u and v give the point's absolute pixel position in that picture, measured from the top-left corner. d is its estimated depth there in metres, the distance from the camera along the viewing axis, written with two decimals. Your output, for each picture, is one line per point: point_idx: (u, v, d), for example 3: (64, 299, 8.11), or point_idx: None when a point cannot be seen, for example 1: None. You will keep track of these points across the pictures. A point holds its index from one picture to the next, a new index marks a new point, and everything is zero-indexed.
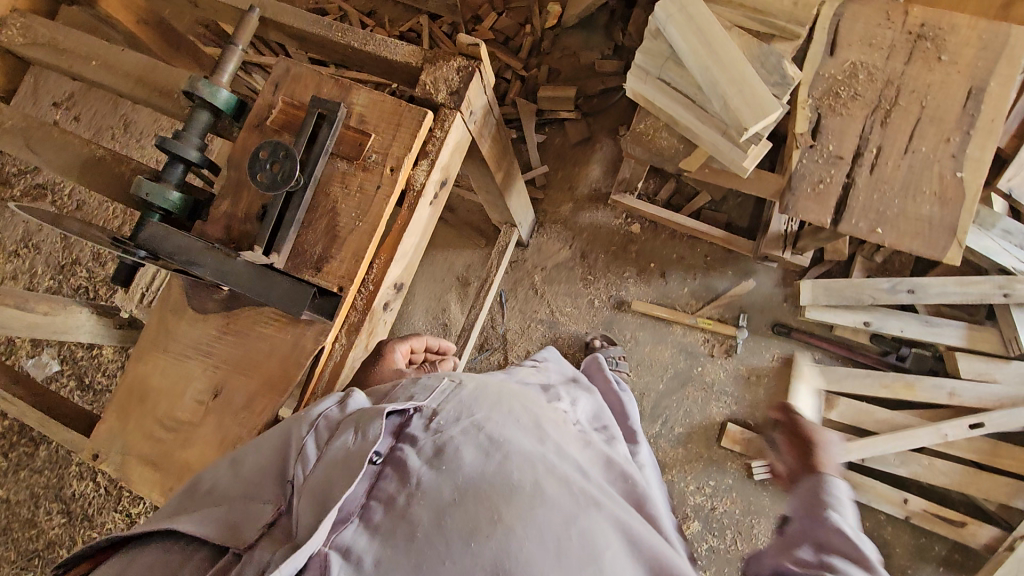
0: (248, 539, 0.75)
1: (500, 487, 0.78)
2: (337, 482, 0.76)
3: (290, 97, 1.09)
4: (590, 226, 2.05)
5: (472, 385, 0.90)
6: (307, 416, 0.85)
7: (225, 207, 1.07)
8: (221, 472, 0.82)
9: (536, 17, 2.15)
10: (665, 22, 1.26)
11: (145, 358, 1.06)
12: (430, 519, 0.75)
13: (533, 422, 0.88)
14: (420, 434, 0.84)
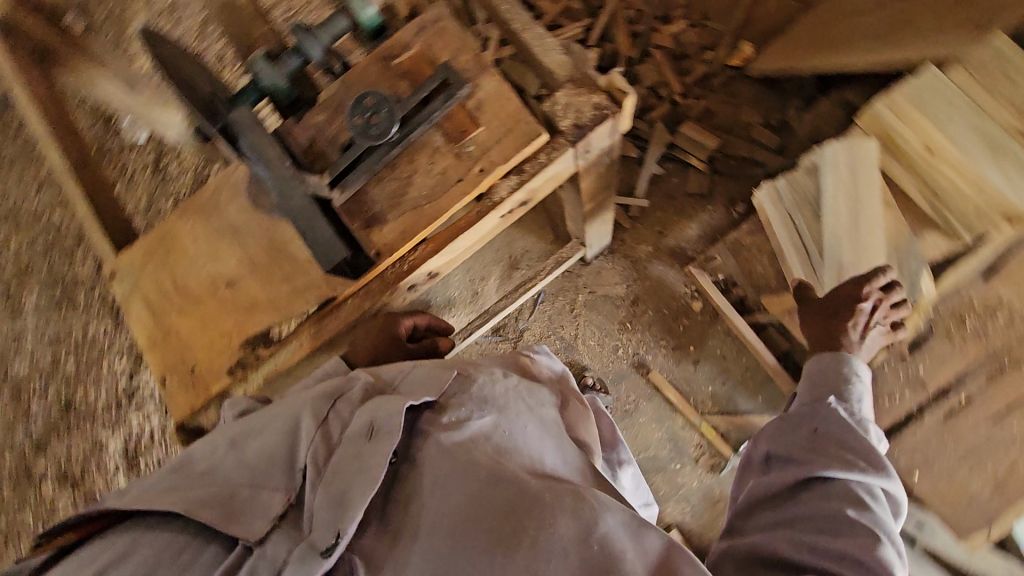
0: (256, 535, 0.64)
1: (517, 492, 0.72)
2: (355, 483, 0.66)
3: (428, 48, 1.06)
4: (655, 279, 1.97)
5: (475, 382, 0.87)
6: (323, 399, 0.76)
7: (318, 120, 1.07)
8: (225, 452, 0.71)
9: (723, 49, 2.03)
10: (826, 166, 1.25)
11: (187, 215, 1.10)
12: (448, 527, 0.70)
13: (541, 433, 0.84)
14: (426, 431, 0.80)
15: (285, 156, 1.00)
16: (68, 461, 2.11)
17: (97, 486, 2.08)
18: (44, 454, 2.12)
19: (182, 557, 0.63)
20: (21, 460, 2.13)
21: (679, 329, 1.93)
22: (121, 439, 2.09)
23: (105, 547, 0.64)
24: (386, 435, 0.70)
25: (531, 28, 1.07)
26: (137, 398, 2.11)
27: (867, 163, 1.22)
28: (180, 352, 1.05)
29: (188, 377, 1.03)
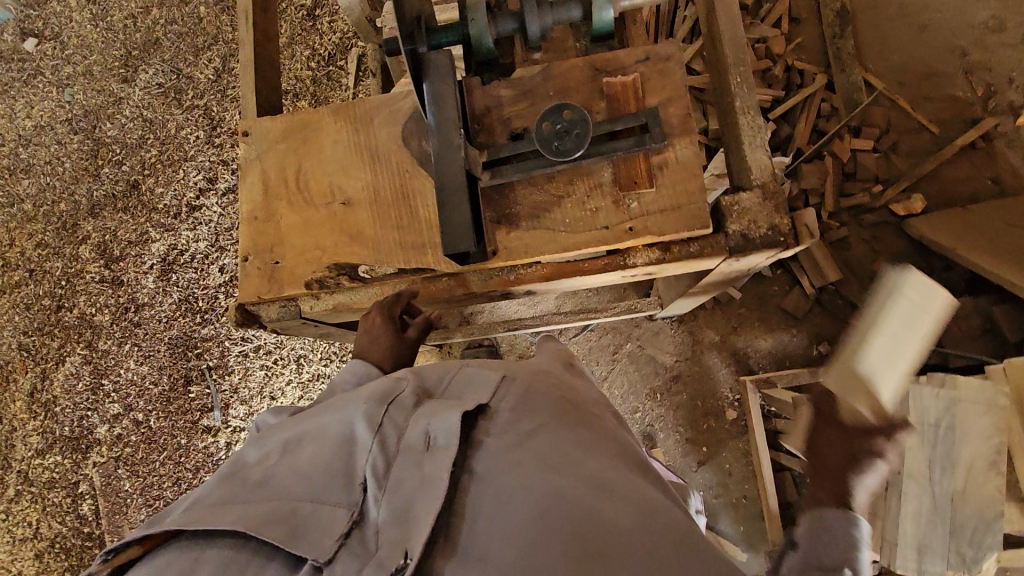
0: (325, 554, 0.61)
1: (587, 514, 0.63)
2: (418, 499, 0.64)
3: (643, 81, 0.99)
4: (705, 368, 1.93)
5: (525, 385, 0.78)
6: (376, 405, 0.72)
7: (503, 95, 1.03)
8: (280, 463, 0.69)
9: (895, 189, 1.91)
10: (949, 401, 1.33)
11: (337, 117, 1.07)
12: (514, 547, 0.61)
13: (602, 446, 0.73)
14: (475, 434, 0.71)
15: (460, 127, 0.92)
16: (112, 238, 2.19)
17: (126, 274, 2.15)
18: (94, 218, 2.22)
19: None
20: (73, 212, 2.24)
21: (702, 425, 1.90)
22: (164, 247, 2.14)
23: (166, 567, 0.61)
24: (444, 447, 0.67)
25: (752, 113, 0.99)
26: (194, 217, 2.14)
27: (974, 412, 1.31)
28: (273, 242, 1.05)
29: (269, 268, 1.04)
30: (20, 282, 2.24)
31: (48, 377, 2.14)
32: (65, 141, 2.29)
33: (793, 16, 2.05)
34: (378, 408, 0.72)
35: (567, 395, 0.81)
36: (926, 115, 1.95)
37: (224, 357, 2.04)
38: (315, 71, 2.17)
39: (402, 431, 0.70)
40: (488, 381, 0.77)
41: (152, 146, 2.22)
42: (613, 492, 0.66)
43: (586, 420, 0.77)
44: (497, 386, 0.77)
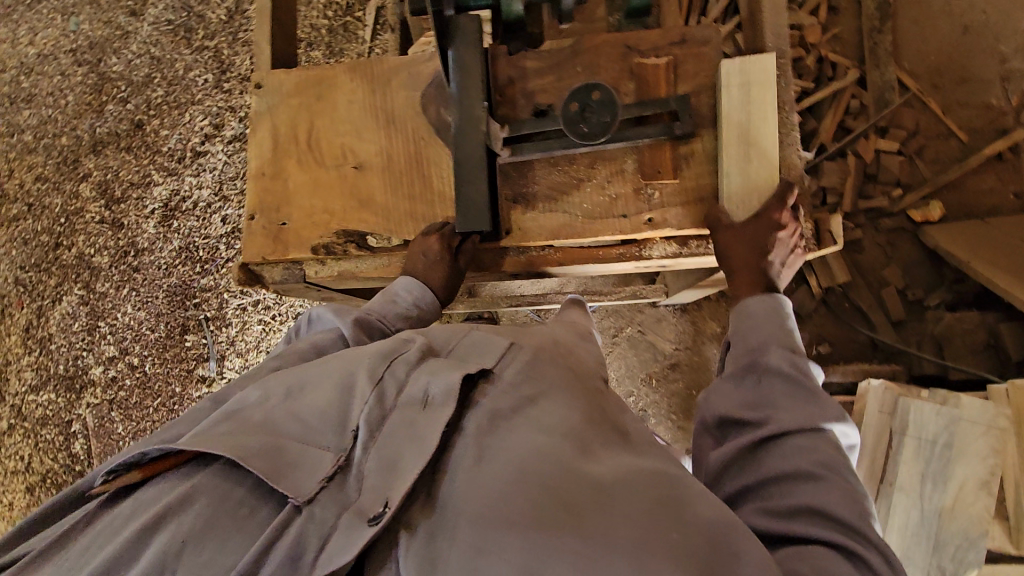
0: (307, 496, 0.55)
1: (572, 480, 0.55)
2: (407, 453, 0.58)
3: (678, 64, 0.94)
4: (704, 359, 1.93)
5: (534, 349, 0.70)
6: (379, 360, 0.65)
7: (528, 66, 0.98)
8: (270, 396, 0.63)
9: (917, 195, 1.87)
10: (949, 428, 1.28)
11: (354, 76, 1.02)
12: (487, 510, 0.53)
13: (598, 410, 0.65)
14: (474, 396, 0.64)
15: (484, 98, 0.89)
16: (114, 178, 2.14)
17: (127, 216, 2.11)
18: (96, 155, 2.16)
19: (237, 513, 0.55)
20: (75, 147, 2.18)
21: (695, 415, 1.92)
22: (167, 192, 2.10)
23: (157, 497, 0.57)
24: (439, 407, 0.60)
25: (787, 109, 0.95)
26: (198, 164, 2.09)
27: (970, 431, 1.26)
28: (280, 201, 1.02)
29: (275, 229, 1.01)
30: (18, 215, 2.21)
31: (44, 315, 2.14)
32: (68, 73, 2.22)
33: (832, 4, 1.96)
34: (382, 362, 0.65)
35: (582, 363, 0.73)
36: (957, 121, 1.89)
37: (222, 309, 2.02)
38: (331, 21, 2.09)
39: (403, 384, 0.64)
40: (497, 345, 0.69)
41: (159, 86, 2.15)
42: (599, 458, 0.59)
43: (592, 385, 0.69)
44: (505, 350, 0.69)
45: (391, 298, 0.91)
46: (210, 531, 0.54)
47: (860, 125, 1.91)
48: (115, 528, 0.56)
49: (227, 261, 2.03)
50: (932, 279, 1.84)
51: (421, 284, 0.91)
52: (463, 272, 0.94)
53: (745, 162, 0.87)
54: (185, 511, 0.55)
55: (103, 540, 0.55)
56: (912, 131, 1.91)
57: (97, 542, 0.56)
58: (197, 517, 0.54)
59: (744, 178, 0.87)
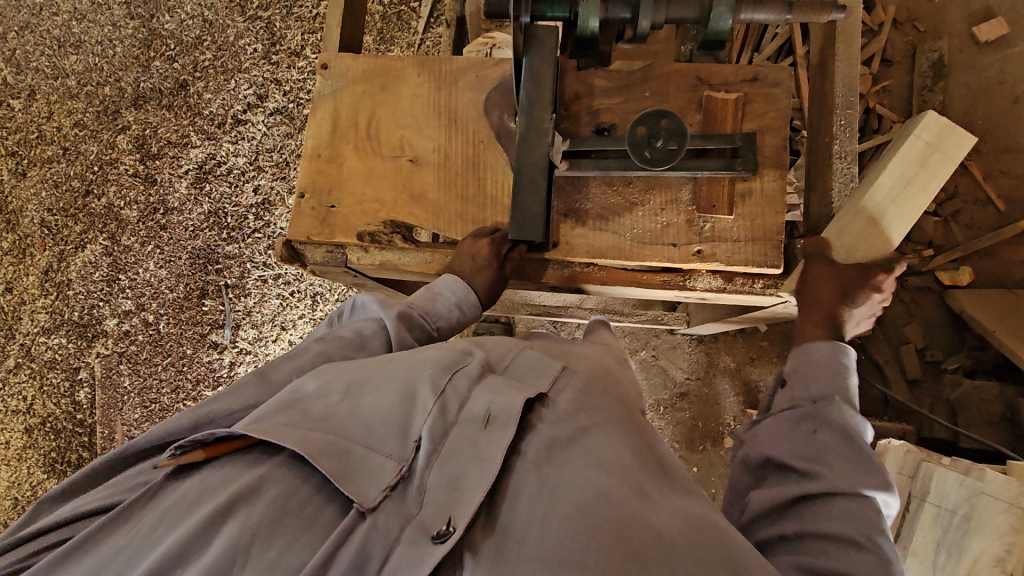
0: (372, 503, 0.60)
1: (631, 517, 0.59)
2: (469, 472, 0.63)
3: (746, 102, 0.94)
4: (714, 392, 1.93)
5: (583, 381, 0.75)
6: (441, 371, 0.71)
7: (596, 85, 0.98)
8: (339, 399, 0.68)
9: (947, 258, 1.87)
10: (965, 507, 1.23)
11: (421, 71, 1.02)
12: (554, 539, 0.58)
13: (647, 451, 0.70)
14: (532, 421, 0.69)
15: (552, 111, 0.90)
16: (152, 134, 2.15)
17: (160, 174, 2.12)
18: (137, 109, 2.17)
19: (306, 510, 0.60)
20: (117, 99, 2.19)
21: (697, 446, 1.92)
22: (202, 155, 2.11)
23: (228, 480, 0.61)
24: (501, 428, 0.65)
25: (847, 160, 0.95)
26: (237, 131, 2.10)
27: (991, 508, 1.20)
28: (332, 184, 1.02)
29: (323, 211, 1.02)
30: (51, 157, 2.21)
31: (64, 261, 2.15)
32: (120, 24, 2.23)
33: (886, 57, 1.96)
34: (443, 375, 0.71)
35: (625, 401, 0.78)
36: (996, 189, 1.89)
37: (243, 279, 2.03)
38: (386, 8, 2.09)
39: (464, 401, 0.69)
40: (549, 370, 0.75)
41: (208, 49, 2.16)
42: (655, 501, 0.63)
43: (637, 423, 0.74)
44: (557, 377, 0.75)
45: (435, 296, 0.90)
46: (280, 522, 0.58)
47: None
48: (188, 506, 0.59)
49: (253, 231, 2.04)
50: (950, 343, 1.85)
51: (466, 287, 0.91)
52: (507, 280, 0.94)
53: (802, 209, 0.88)
54: (257, 499, 0.59)
55: (174, 518, 0.59)
56: (950, 193, 1.91)
57: (167, 517, 0.59)
58: (270, 505, 0.59)
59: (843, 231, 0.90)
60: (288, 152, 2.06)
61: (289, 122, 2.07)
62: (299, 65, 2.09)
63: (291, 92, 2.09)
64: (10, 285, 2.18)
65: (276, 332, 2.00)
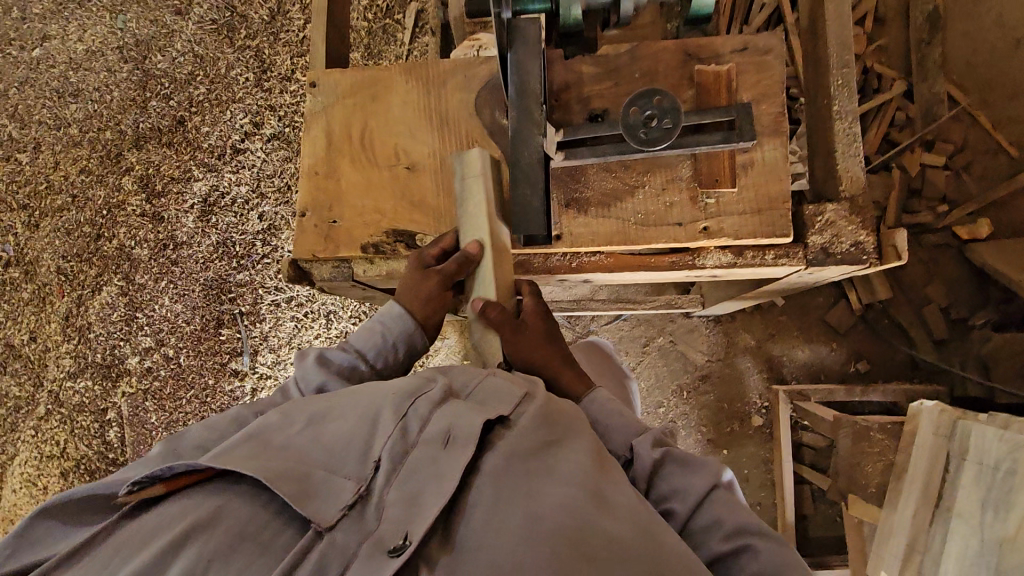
0: (329, 522, 0.60)
1: (586, 529, 0.63)
2: (429, 489, 0.64)
3: (738, 72, 0.93)
4: (736, 371, 1.90)
5: (545, 400, 0.77)
6: (403, 397, 0.74)
7: (584, 72, 0.97)
8: (300, 432, 0.70)
9: (963, 211, 1.82)
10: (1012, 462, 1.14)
11: (409, 78, 1.02)
12: (508, 546, 0.61)
13: (604, 463, 0.73)
14: (492, 439, 0.71)
15: (542, 101, 0.88)
16: (155, 172, 2.19)
17: (167, 211, 2.15)
18: (138, 150, 2.21)
19: (261, 535, 0.61)
20: (118, 142, 2.23)
21: (725, 428, 1.89)
22: (206, 187, 2.13)
23: (180, 513, 0.62)
24: (462, 445, 0.67)
25: (850, 120, 0.92)
26: (237, 160, 2.12)
27: None
28: (333, 199, 1.03)
29: (326, 227, 1.02)
30: (61, 206, 2.26)
31: (83, 304, 2.19)
32: (114, 69, 2.27)
33: (879, 15, 1.92)
34: (407, 399, 0.73)
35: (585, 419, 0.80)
36: (1007, 136, 1.84)
37: (257, 305, 2.05)
38: (370, 23, 2.10)
39: (425, 422, 0.71)
40: (511, 393, 0.77)
41: (201, 84, 2.19)
42: (614, 511, 0.66)
43: (597, 439, 0.77)
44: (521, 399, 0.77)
45: (370, 329, 0.92)
46: (237, 548, 0.59)
47: (905, 139, 1.88)
48: (141, 541, 0.60)
49: (263, 257, 2.06)
50: (976, 298, 1.80)
51: (401, 311, 0.92)
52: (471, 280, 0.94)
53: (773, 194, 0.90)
54: (214, 525, 0.60)
55: (130, 550, 0.59)
56: (959, 146, 1.87)
57: (121, 551, 0.59)
58: (226, 534, 0.59)
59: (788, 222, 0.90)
60: (288, 175, 2.08)
61: (287, 146, 2.10)
62: (293, 88, 2.12)
63: (286, 116, 2.11)
64: (34, 334, 2.23)
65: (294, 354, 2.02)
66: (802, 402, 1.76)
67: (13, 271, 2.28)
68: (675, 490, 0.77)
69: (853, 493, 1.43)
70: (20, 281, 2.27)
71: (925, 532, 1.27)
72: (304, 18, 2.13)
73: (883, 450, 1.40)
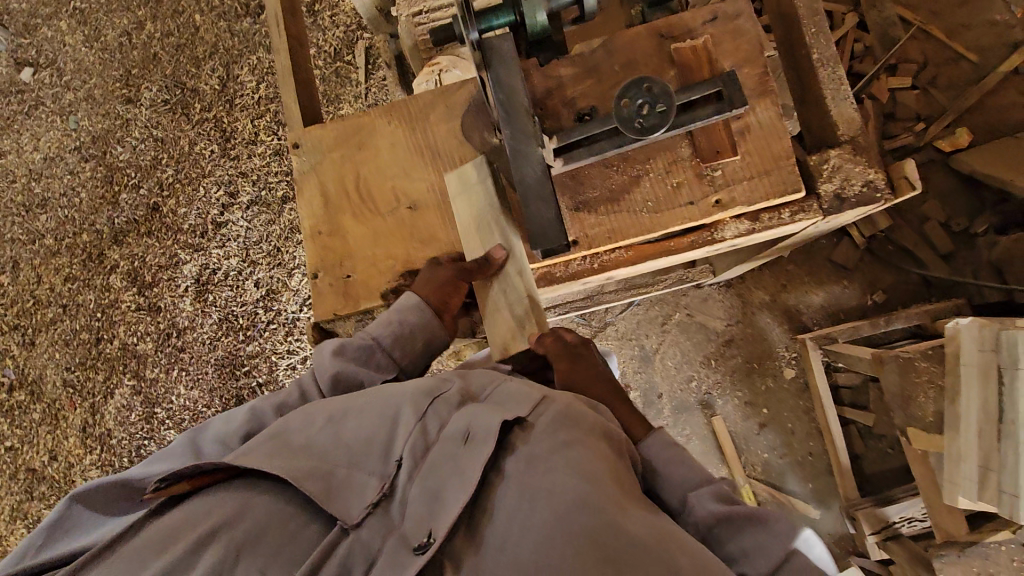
0: (354, 520, 0.66)
1: (610, 528, 0.62)
2: (449, 484, 0.68)
3: (714, 41, 0.93)
4: (758, 329, 1.91)
5: (563, 403, 0.76)
6: (421, 397, 0.77)
7: (564, 75, 0.97)
8: (325, 433, 0.74)
9: (941, 124, 1.85)
10: None
11: (393, 119, 1.02)
12: (530, 549, 0.63)
13: (622, 461, 0.72)
14: (511, 442, 0.72)
15: (531, 110, 0.88)
16: (141, 264, 2.15)
17: (162, 300, 2.12)
18: (120, 246, 2.18)
19: (291, 528, 0.66)
20: (97, 242, 2.20)
21: (761, 387, 1.90)
22: (196, 268, 2.11)
23: (211, 507, 0.67)
24: (480, 444, 0.70)
25: (832, 65, 0.94)
26: (221, 234, 2.10)
27: None
28: (343, 255, 1.02)
29: (342, 283, 1.01)
30: (54, 318, 2.21)
31: (98, 411, 2.15)
32: (77, 170, 2.24)
33: None
34: (424, 399, 0.77)
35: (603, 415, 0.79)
36: (965, 44, 1.88)
37: (274, 373, 2.03)
38: (323, 69, 2.11)
39: (444, 423, 0.75)
40: (528, 396, 0.77)
41: (168, 166, 2.17)
42: (634, 512, 0.65)
43: (619, 437, 0.75)
44: (537, 404, 0.76)
45: (386, 321, 0.90)
46: (264, 540, 0.64)
47: (868, 68, 1.91)
48: (173, 532, 0.64)
49: (268, 323, 2.04)
50: (973, 207, 1.82)
51: (419, 301, 0.91)
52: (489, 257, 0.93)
53: (773, 141, 0.91)
54: (243, 520, 0.65)
55: (158, 546, 0.63)
56: (922, 63, 1.90)
57: (148, 546, 0.63)
58: (255, 526, 0.65)
59: (780, 165, 0.90)
60: (276, 237, 2.06)
61: (267, 208, 2.07)
62: (261, 150, 2.10)
63: (260, 179, 2.09)
64: (54, 452, 2.17)
65: None
66: (831, 345, 1.75)
67: (18, 394, 2.23)
68: (744, 554, 0.69)
69: (911, 425, 1.25)
70: (28, 403, 2.21)
71: (996, 454, 1.06)
72: (256, 79, 2.12)
73: (932, 377, 1.21)
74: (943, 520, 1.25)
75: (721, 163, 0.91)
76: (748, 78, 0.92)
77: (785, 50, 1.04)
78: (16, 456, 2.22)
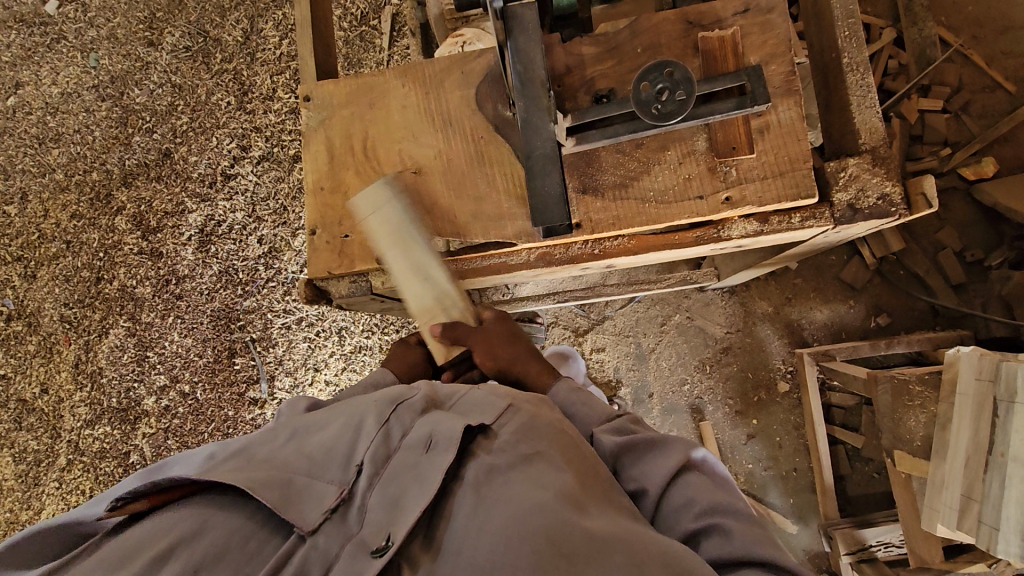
0: (311, 524, 0.64)
1: (568, 526, 0.62)
2: (411, 491, 0.68)
3: (744, 32, 0.90)
4: (757, 340, 1.88)
5: (529, 414, 0.77)
6: (386, 407, 0.78)
7: (585, 53, 0.95)
8: (285, 446, 0.74)
9: (968, 151, 1.81)
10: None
11: (405, 80, 1.00)
12: (486, 553, 0.61)
13: (588, 468, 0.71)
14: (474, 451, 0.73)
15: (549, 88, 0.86)
16: (148, 208, 2.15)
17: (165, 246, 2.12)
18: (128, 188, 2.17)
19: (249, 545, 0.64)
20: (106, 182, 2.19)
21: (753, 398, 1.87)
22: (201, 218, 2.10)
23: (179, 520, 0.65)
24: (442, 451, 0.70)
25: (861, 71, 0.91)
26: (229, 187, 2.09)
27: None
28: (343, 214, 1.01)
29: (339, 242, 1.00)
30: (57, 254, 2.22)
31: (92, 349, 2.16)
32: (93, 108, 2.23)
33: None
34: (388, 408, 0.77)
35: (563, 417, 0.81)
36: (1002, 73, 1.84)
37: (267, 330, 2.04)
38: (347, 32, 2.08)
39: (409, 429, 0.75)
40: (495, 406, 0.78)
41: (184, 113, 2.15)
42: (591, 514, 0.65)
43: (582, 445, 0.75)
44: (503, 412, 0.77)
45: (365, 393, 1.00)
46: (222, 558, 0.62)
47: (900, 86, 1.86)
48: (130, 551, 0.63)
49: (267, 280, 2.04)
50: (990, 238, 1.79)
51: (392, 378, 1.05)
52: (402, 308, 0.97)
53: (788, 143, 0.88)
54: (199, 538, 0.63)
55: (112, 564, 0.61)
56: (956, 87, 1.86)
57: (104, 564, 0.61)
58: (210, 545, 0.63)
59: (792, 164, 0.88)
60: (283, 196, 2.05)
61: (277, 166, 2.06)
62: (277, 104, 2.08)
63: (273, 136, 2.07)
64: (45, 386, 2.18)
65: (311, 375, 2.00)
66: (828, 362, 1.72)
67: (16, 325, 2.24)
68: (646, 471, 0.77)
69: (897, 448, 1.30)
70: (24, 334, 2.22)
71: (980, 483, 1.10)
72: (279, 35, 2.10)
73: (925, 401, 1.27)
74: (921, 548, 1.29)
75: (731, 159, 0.89)
76: (775, 73, 0.89)
77: (815, 54, 1.02)
78: (7, 385, 2.22)
